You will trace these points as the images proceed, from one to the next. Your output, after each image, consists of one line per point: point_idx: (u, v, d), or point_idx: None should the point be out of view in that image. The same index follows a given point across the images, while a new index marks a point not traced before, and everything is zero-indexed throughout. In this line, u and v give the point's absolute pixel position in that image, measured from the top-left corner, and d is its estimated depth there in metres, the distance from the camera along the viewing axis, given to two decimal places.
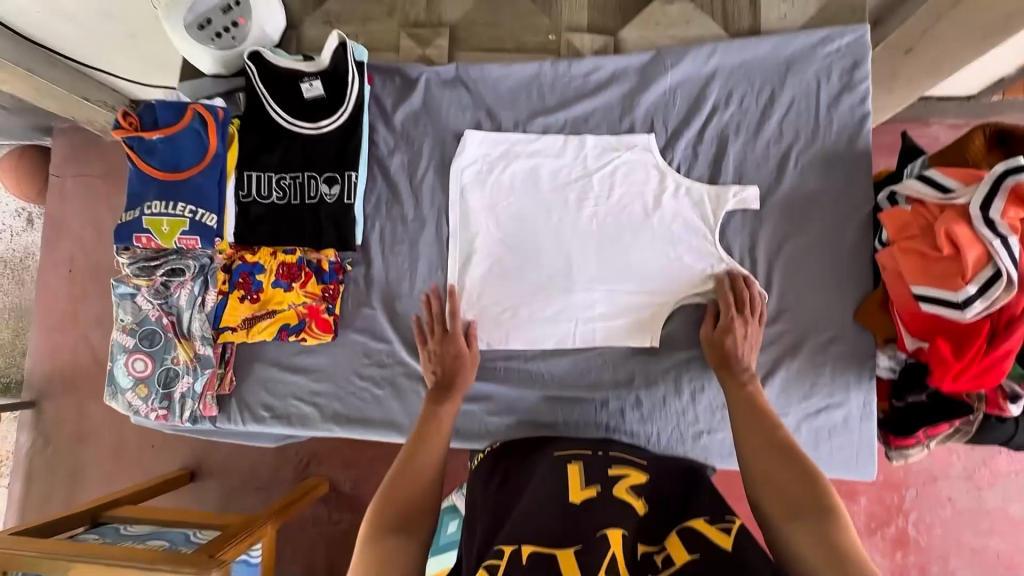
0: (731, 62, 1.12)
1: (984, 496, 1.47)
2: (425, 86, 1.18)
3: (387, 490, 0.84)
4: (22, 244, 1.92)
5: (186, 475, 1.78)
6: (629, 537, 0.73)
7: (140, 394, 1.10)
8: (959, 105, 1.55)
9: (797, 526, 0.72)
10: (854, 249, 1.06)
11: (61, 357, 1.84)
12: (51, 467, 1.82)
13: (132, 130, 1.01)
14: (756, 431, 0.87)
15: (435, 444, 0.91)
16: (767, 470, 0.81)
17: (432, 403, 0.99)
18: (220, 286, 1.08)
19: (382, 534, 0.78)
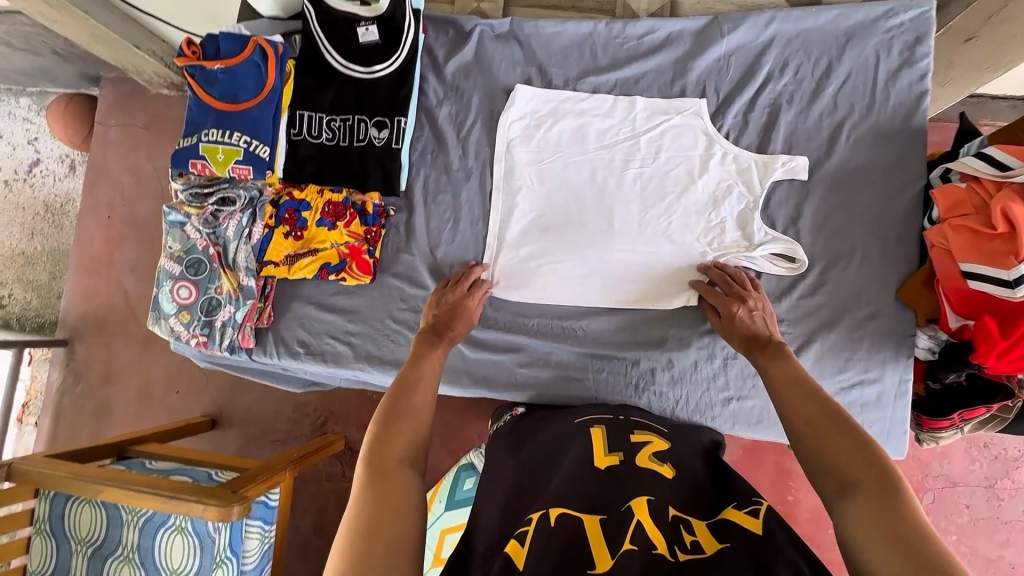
0: (789, 31, 1.10)
1: (1003, 507, 1.45)
2: (479, 39, 1.18)
3: (381, 429, 0.76)
4: (64, 190, 1.98)
5: (207, 423, 1.82)
6: (653, 508, 0.72)
7: (183, 320, 1.14)
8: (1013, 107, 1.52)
9: (854, 503, 0.62)
10: (902, 225, 1.04)
11: (95, 299, 1.89)
12: (79, 403, 1.88)
13: (194, 59, 1.03)
14: (805, 401, 0.76)
15: (427, 383, 0.85)
16: (834, 453, 0.69)
17: (424, 340, 0.96)
18: (266, 220, 1.10)
19: (381, 474, 0.71)
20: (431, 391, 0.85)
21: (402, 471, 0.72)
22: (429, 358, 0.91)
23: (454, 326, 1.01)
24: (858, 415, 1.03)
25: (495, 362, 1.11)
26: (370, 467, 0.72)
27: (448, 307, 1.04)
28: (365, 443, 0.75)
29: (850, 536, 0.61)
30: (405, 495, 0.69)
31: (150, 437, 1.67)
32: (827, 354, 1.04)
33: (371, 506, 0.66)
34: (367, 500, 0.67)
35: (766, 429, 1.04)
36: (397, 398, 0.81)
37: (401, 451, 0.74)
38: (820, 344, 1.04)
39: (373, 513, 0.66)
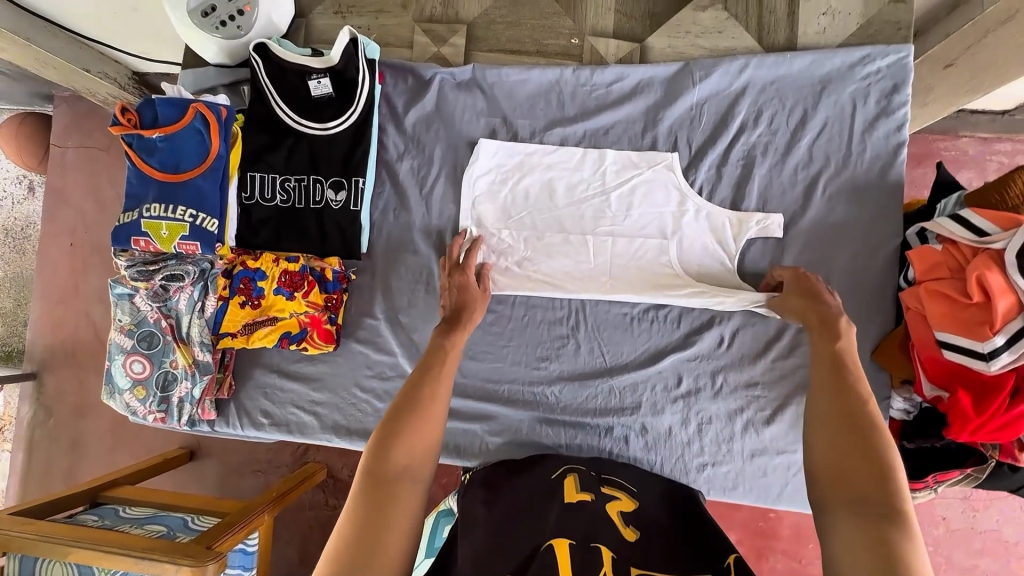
0: (763, 78, 1.06)
1: (978, 517, 1.38)
2: (439, 87, 1.12)
3: (385, 436, 0.73)
4: (24, 213, 1.87)
5: (186, 455, 1.73)
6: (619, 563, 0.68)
7: (138, 395, 1.09)
8: (993, 121, 1.44)
9: (844, 517, 0.64)
10: (877, 285, 1.02)
11: (64, 330, 1.80)
12: (54, 437, 1.78)
13: (131, 127, 0.97)
14: (842, 405, 0.76)
15: (442, 394, 0.81)
16: (848, 460, 0.70)
17: (448, 337, 0.91)
18: (220, 292, 1.04)
19: (385, 488, 0.68)
20: (444, 401, 0.80)
21: (406, 484, 0.69)
22: (448, 365, 0.86)
23: (463, 326, 0.93)
24: None
25: (465, 431, 1.08)
26: (369, 479, 0.68)
27: (457, 291, 1.00)
28: (366, 450, 0.71)
29: (830, 545, 0.62)
30: (406, 513, 0.66)
31: (125, 479, 1.55)
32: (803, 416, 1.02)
33: (365, 523, 0.64)
34: (366, 513, 0.65)
35: (742, 494, 1.02)
36: (405, 404, 0.77)
37: (407, 465, 0.70)
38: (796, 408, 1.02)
39: (369, 532, 0.63)
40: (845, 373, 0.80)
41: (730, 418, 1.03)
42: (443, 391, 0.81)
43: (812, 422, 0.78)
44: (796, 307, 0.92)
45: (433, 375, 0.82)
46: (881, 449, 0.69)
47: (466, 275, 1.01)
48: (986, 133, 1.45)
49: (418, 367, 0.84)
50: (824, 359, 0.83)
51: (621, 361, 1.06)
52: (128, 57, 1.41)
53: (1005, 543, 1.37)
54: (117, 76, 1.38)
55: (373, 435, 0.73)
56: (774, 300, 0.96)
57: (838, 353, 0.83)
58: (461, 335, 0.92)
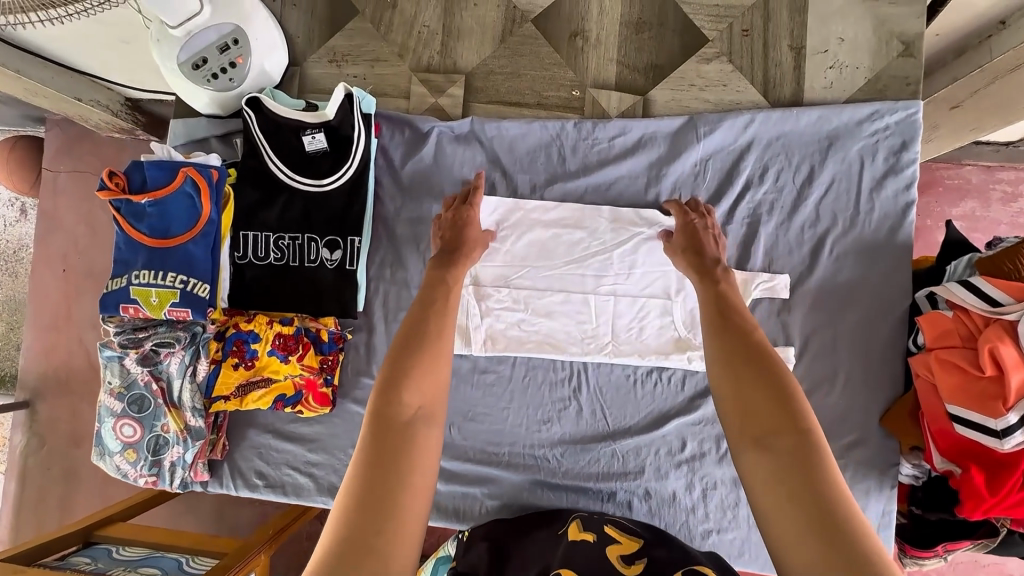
0: (769, 133, 1.03)
1: (980, 551, 1.37)
2: (437, 140, 1.09)
3: (393, 372, 0.71)
4: (16, 236, 1.84)
5: None
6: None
7: (129, 458, 1.06)
8: (997, 151, 1.41)
9: (755, 455, 0.64)
10: (886, 349, 1.00)
11: (55, 357, 1.75)
12: (47, 467, 1.74)
13: (119, 192, 0.94)
14: (729, 339, 0.75)
15: (449, 328, 0.80)
16: (747, 396, 0.69)
17: (450, 271, 0.89)
18: (212, 355, 1.01)
19: (398, 433, 0.66)
20: (451, 342, 0.79)
21: (417, 426, 0.67)
22: (452, 300, 0.84)
23: (462, 260, 0.92)
24: None
25: (464, 495, 1.05)
26: (378, 421, 0.67)
27: (461, 224, 0.98)
28: (374, 391, 0.69)
29: (753, 481, 0.64)
30: (425, 463, 0.65)
31: (118, 514, 1.52)
32: None
33: (378, 470, 0.63)
34: (376, 454, 0.64)
35: (748, 561, 1.00)
36: (411, 339, 0.76)
37: (417, 408, 0.69)
38: None
39: (382, 477, 0.62)
40: (730, 313, 0.79)
41: (735, 484, 1.01)
42: (450, 337, 0.79)
43: (713, 362, 0.75)
44: (694, 261, 0.90)
45: (441, 317, 0.80)
46: (781, 379, 0.69)
47: (474, 209, 1.00)
48: (989, 161, 1.43)
49: (429, 300, 0.83)
50: (712, 309, 0.80)
51: (625, 425, 1.03)
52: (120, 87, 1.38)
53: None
54: (109, 103, 1.36)
55: (381, 375, 0.72)
56: (670, 248, 0.96)
57: (723, 294, 0.83)
58: (460, 271, 0.90)
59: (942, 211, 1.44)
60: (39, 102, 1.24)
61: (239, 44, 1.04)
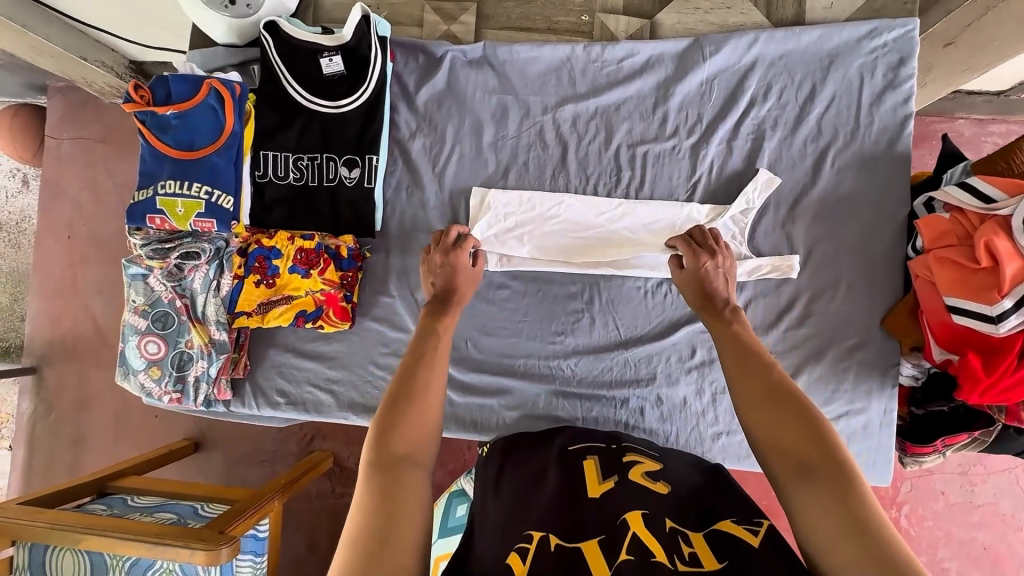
0: (772, 53, 1.07)
1: (976, 492, 1.41)
2: (450, 65, 1.12)
3: (385, 426, 0.74)
4: (18, 207, 1.84)
5: (191, 446, 1.71)
6: (651, 518, 0.71)
7: (153, 376, 1.09)
8: (988, 101, 1.46)
9: (800, 491, 0.65)
10: (886, 255, 1.04)
11: (62, 325, 1.76)
12: (56, 431, 1.76)
13: (144, 104, 0.97)
14: (748, 376, 0.76)
15: (438, 367, 0.83)
16: (778, 433, 0.70)
17: (437, 320, 0.90)
18: (235, 270, 1.04)
19: (390, 470, 0.69)
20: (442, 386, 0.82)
21: (409, 467, 0.70)
22: (443, 334, 0.88)
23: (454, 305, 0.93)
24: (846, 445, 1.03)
25: (482, 406, 1.08)
26: (374, 467, 0.70)
27: (444, 270, 0.96)
28: (366, 442, 0.73)
29: (800, 522, 0.64)
30: (416, 493, 0.68)
31: (130, 470, 1.53)
32: (814, 385, 1.04)
33: (375, 510, 0.65)
34: (379, 491, 0.67)
35: (755, 462, 1.04)
36: (402, 387, 0.78)
37: (407, 450, 0.72)
38: (807, 376, 1.04)
39: (383, 507, 0.65)
40: (750, 346, 0.80)
41: None
42: (439, 369, 0.82)
43: (740, 401, 0.76)
44: (693, 293, 0.91)
45: (430, 352, 0.84)
46: (809, 413, 0.70)
47: (461, 255, 0.97)
48: (980, 114, 1.48)
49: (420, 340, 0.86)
50: (731, 345, 0.81)
51: (636, 334, 1.07)
52: (126, 44, 1.35)
53: (1002, 516, 1.40)
54: (113, 64, 1.37)
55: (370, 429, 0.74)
56: (679, 279, 0.94)
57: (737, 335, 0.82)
58: (451, 316, 0.91)
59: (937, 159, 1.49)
60: (44, 63, 1.26)
61: None
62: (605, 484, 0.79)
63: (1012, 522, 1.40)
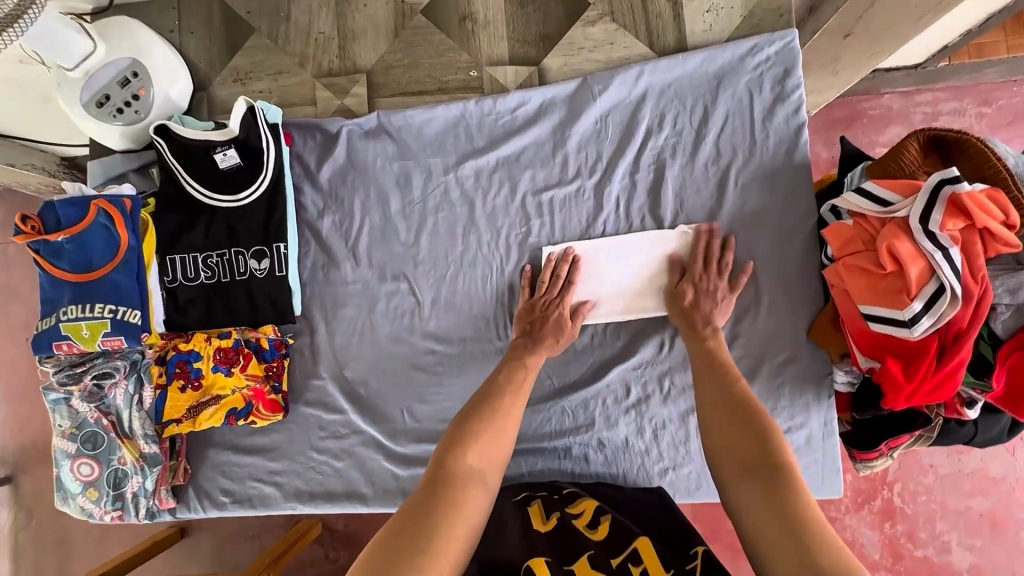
0: (660, 82, 1.08)
1: (963, 460, 1.37)
2: (347, 139, 1.13)
3: (456, 438, 0.77)
4: None
5: (176, 534, 1.56)
6: (598, 558, 0.77)
7: (91, 497, 1.06)
8: (909, 75, 1.41)
9: (743, 485, 0.71)
10: (801, 266, 1.04)
11: (32, 428, 1.60)
12: (38, 539, 1.59)
13: (35, 234, 0.99)
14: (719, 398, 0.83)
15: (517, 410, 0.85)
16: (729, 440, 0.78)
17: (524, 354, 0.96)
18: (156, 380, 1.04)
19: (451, 482, 0.71)
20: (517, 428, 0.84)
21: (468, 489, 0.72)
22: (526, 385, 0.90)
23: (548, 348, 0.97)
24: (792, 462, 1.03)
25: None
26: (436, 473, 0.73)
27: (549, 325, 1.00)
28: (437, 452, 0.76)
29: (740, 512, 0.69)
30: (465, 518, 0.68)
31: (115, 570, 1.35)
32: None
33: (425, 514, 0.67)
34: (428, 498, 0.69)
35: (707, 493, 1.03)
36: (480, 403, 0.84)
37: (473, 466, 0.74)
38: None
39: (434, 513, 0.67)
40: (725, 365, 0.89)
41: (683, 420, 1.03)
42: (515, 417, 0.84)
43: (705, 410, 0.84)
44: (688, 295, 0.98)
45: (507, 400, 0.86)
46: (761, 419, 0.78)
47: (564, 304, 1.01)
48: (904, 87, 1.45)
49: (503, 375, 0.91)
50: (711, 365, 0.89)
51: (569, 380, 1.07)
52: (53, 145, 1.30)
53: (993, 481, 1.36)
54: (45, 164, 1.31)
55: (444, 438, 0.79)
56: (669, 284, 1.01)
57: (708, 352, 0.91)
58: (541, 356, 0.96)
59: (870, 140, 1.46)
60: None
61: (139, 76, 1.07)
62: (550, 520, 0.86)
63: (1005, 486, 1.35)
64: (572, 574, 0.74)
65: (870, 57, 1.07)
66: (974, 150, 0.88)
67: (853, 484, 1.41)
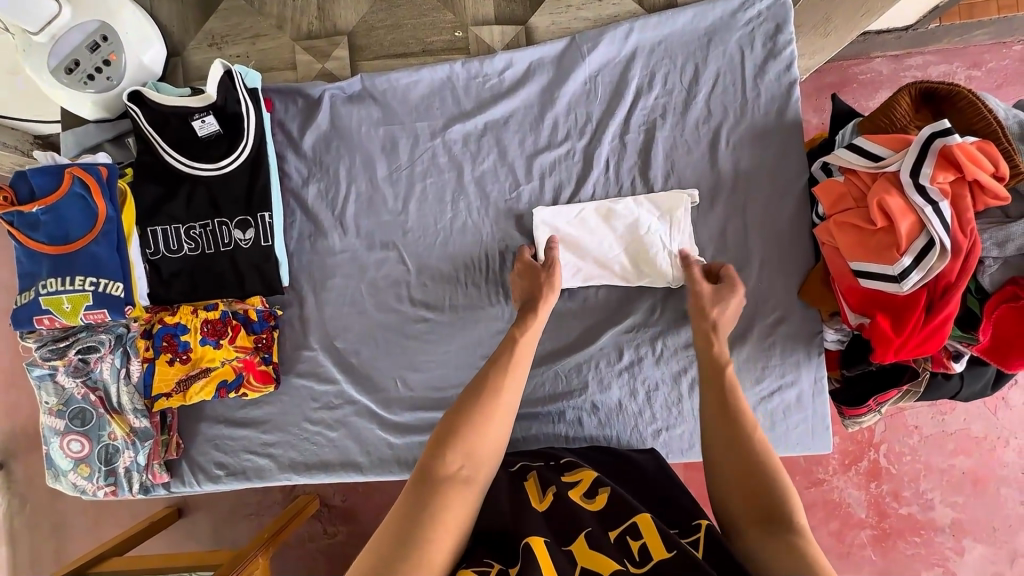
0: (650, 40, 1.05)
1: (946, 420, 1.40)
2: (330, 105, 1.09)
3: (444, 436, 0.75)
4: None
5: (174, 514, 1.55)
6: (594, 535, 0.74)
7: (83, 474, 1.06)
8: (898, 38, 1.39)
9: (757, 538, 0.71)
10: (792, 225, 1.04)
11: (20, 415, 1.57)
12: (32, 524, 1.58)
13: (8, 206, 0.96)
14: (724, 427, 0.82)
15: (511, 390, 0.82)
16: (742, 481, 0.77)
17: (520, 322, 0.91)
18: (143, 353, 1.02)
19: (435, 484, 0.70)
20: (511, 415, 0.82)
21: (459, 486, 0.71)
22: (520, 358, 0.86)
23: (535, 312, 0.92)
24: (784, 420, 1.05)
25: (423, 444, 1.07)
26: (422, 477, 0.71)
27: (521, 279, 0.99)
28: (426, 447, 0.75)
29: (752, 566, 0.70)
30: (457, 514, 0.69)
31: (111, 552, 1.35)
32: (743, 367, 1.05)
33: (416, 512, 0.68)
34: (413, 501, 0.69)
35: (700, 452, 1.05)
36: (475, 391, 0.80)
37: (460, 467, 0.73)
38: (735, 359, 1.05)
39: (418, 517, 0.67)
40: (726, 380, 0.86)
41: (675, 381, 1.04)
42: (507, 398, 0.81)
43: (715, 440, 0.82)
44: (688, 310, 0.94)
45: (500, 376, 0.82)
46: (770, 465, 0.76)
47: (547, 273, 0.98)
48: (895, 50, 1.42)
49: (501, 350, 0.87)
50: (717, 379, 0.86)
51: (562, 346, 1.07)
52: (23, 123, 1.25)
53: (974, 439, 1.39)
54: (16, 143, 1.19)
55: (436, 432, 0.77)
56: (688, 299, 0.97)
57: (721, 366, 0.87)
58: (535, 321, 0.91)
59: (860, 105, 1.44)
60: None
61: (109, 40, 1.02)
62: (546, 496, 0.84)
63: (987, 443, 1.39)
64: (570, 556, 0.71)
65: (859, 16, 1.05)
66: (966, 101, 0.87)
67: (840, 446, 1.44)
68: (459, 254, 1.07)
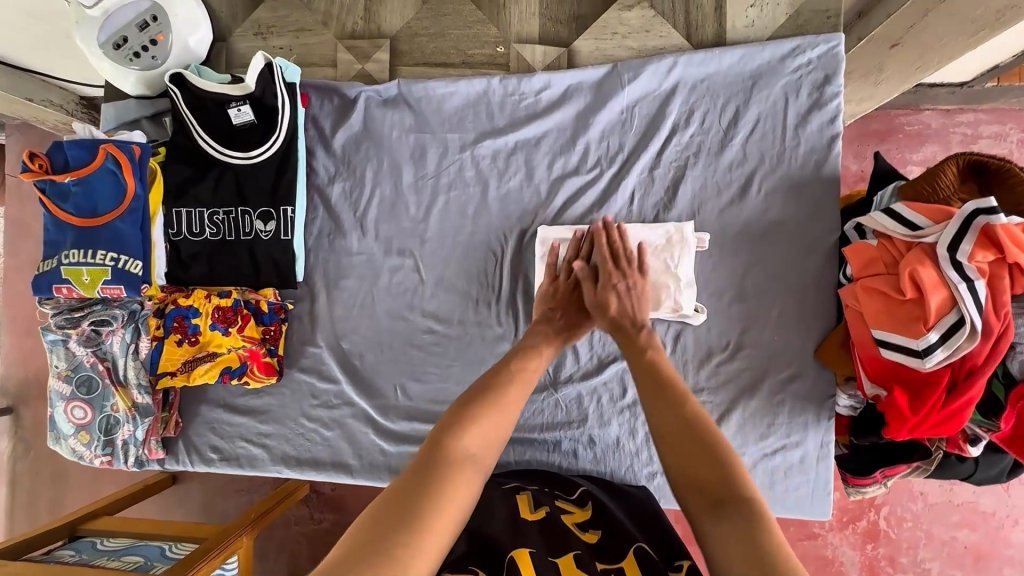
0: (693, 76, 1.03)
1: (955, 491, 1.35)
2: (365, 106, 1.10)
3: (461, 413, 0.68)
4: None
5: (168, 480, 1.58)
6: (583, 557, 0.74)
7: (82, 440, 1.07)
8: (953, 93, 1.34)
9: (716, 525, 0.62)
10: (816, 280, 1.01)
11: (34, 366, 1.61)
12: (34, 471, 1.61)
13: (42, 173, 0.98)
14: (660, 407, 0.74)
15: (528, 379, 0.78)
16: (693, 469, 0.67)
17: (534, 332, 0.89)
18: (153, 332, 1.04)
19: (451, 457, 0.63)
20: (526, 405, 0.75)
21: (474, 465, 0.64)
22: (535, 357, 0.83)
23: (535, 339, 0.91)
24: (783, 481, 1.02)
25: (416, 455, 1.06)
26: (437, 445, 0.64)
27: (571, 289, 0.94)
28: (444, 418, 0.68)
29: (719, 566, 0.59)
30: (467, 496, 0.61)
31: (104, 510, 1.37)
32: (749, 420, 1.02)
33: (422, 486, 0.59)
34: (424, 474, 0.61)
35: None
36: (493, 378, 0.75)
37: (480, 444, 0.66)
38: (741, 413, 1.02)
39: (420, 494, 0.58)
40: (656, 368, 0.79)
41: None
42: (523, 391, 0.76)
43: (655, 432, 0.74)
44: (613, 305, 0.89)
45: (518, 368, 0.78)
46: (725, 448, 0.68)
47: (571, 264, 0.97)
48: (946, 105, 1.37)
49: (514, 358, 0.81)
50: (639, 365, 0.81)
51: (566, 373, 1.05)
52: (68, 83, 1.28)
53: (982, 515, 1.34)
54: (63, 103, 1.28)
55: (450, 408, 0.70)
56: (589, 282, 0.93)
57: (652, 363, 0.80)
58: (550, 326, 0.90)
59: (903, 158, 1.39)
60: None
61: (158, 20, 1.03)
62: (538, 511, 0.85)
63: (995, 521, 1.33)
64: (555, 565, 0.71)
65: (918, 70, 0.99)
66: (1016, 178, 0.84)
67: (840, 503, 1.39)
68: (474, 268, 1.06)
